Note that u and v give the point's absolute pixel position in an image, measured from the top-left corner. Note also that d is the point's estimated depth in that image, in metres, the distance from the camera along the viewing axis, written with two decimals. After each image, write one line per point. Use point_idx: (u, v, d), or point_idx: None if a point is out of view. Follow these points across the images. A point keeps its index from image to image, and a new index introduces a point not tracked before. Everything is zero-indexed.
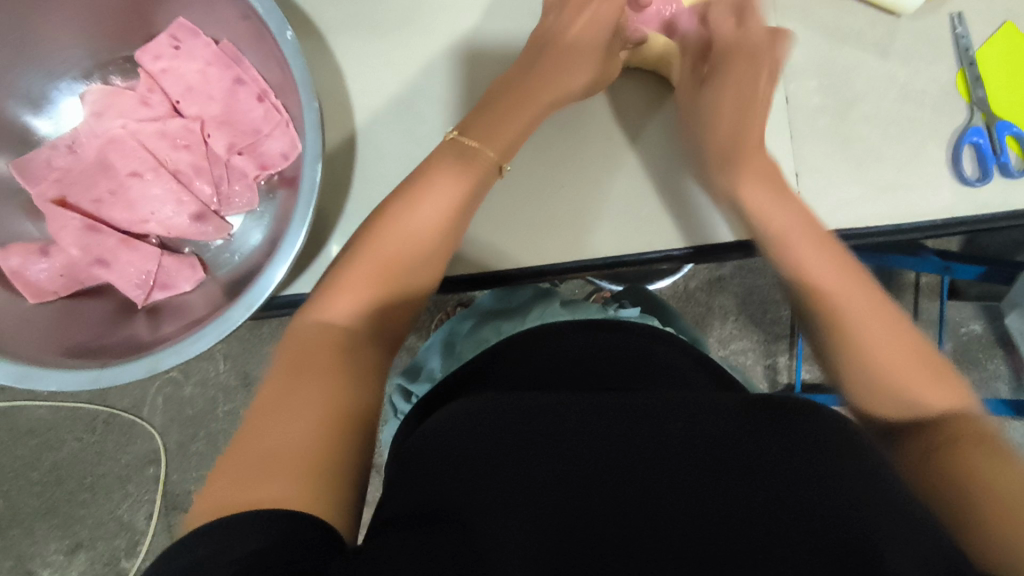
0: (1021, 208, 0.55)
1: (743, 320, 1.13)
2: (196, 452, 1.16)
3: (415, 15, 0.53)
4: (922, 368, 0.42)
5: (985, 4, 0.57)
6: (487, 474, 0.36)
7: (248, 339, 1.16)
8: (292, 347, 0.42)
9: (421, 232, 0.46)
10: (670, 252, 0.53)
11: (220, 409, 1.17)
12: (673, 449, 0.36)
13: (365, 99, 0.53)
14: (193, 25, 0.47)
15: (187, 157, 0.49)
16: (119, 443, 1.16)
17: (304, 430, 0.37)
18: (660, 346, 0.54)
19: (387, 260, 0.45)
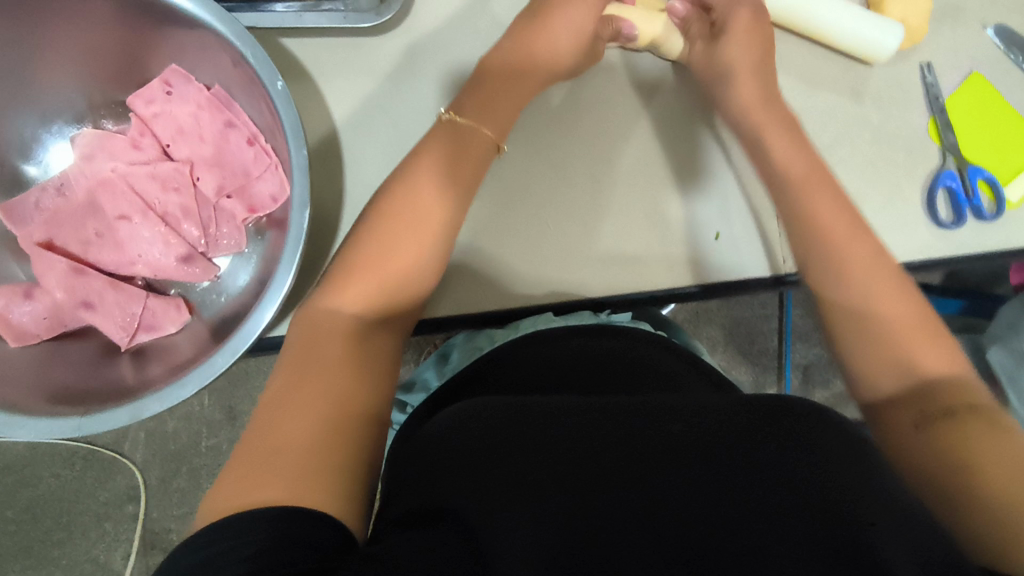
0: (993, 250, 0.57)
1: (731, 352, 1.14)
2: (177, 488, 1.14)
3: (407, 61, 0.54)
4: (926, 334, 0.44)
5: (952, 54, 0.60)
6: (488, 474, 0.36)
7: (234, 372, 1.15)
8: (301, 338, 0.43)
9: (428, 199, 0.47)
10: (657, 292, 0.53)
11: (204, 444, 1.15)
12: (678, 446, 0.37)
13: (355, 140, 0.53)
14: (186, 71, 0.48)
15: (177, 199, 0.50)
16: (99, 479, 1.13)
17: (312, 427, 0.37)
18: (659, 350, 0.54)
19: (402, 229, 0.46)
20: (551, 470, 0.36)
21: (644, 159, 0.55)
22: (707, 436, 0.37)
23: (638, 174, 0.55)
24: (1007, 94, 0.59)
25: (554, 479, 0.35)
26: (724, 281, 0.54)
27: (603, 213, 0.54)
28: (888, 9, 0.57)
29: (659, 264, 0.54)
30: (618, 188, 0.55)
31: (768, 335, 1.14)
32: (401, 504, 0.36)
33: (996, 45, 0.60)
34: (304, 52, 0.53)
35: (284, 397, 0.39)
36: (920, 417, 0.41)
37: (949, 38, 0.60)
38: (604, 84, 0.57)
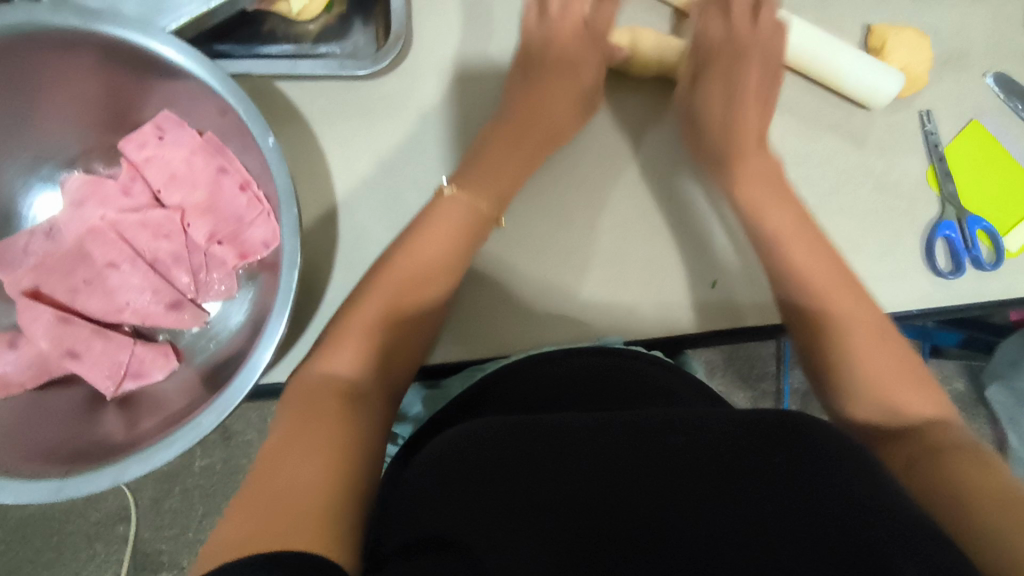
0: (993, 299, 0.56)
1: (730, 377, 1.13)
2: (169, 509, 1.12)
3: (403, 104, 0.54)
4: (907, 378, 0.47)
5: (953, 101, 0.59)
6: (491, 498, 0.37)
7: None
8: (296, 397, 0.44)
9: (439, 250, 0.51)
10: (653, 340, 0.53)
11: (198, 464, 1.14)
12: (676, 459, 0.37)
13: (350, 184, 0.53)
14: (179, 118, 0.48)
15: (167, 246, 0.49)
16: (90, 500, 1.12)
17: (312, 471, 0.38)
18: (643, 368, 0.54)
19: (416, 264, 0.50)
20: (552, 493, 0.37)
21: (644, 199, 0.54)
22: (708, 448, 0.37)
23: (637, 213, 0.54)
24: (1008, 142, 0.59)
25: (556, 502, 0.36)
26: (732, 327, 0.52)
27: (603, 255, 0.53)
28: (889, 56, 0.57)
29: (660, 309, 0.52)
30: (617, 232, 0.53)
31: (768, 361, 1.13)
32: (402, 531, 0.36)
33: (997, 93, 0.59)
34: (300, 96, 0.53)
35: (282, 445, 0.40)
36: (907, 457, 0.42)
37: (950, 85, 0.60)
38: (598, 121, 0.56)
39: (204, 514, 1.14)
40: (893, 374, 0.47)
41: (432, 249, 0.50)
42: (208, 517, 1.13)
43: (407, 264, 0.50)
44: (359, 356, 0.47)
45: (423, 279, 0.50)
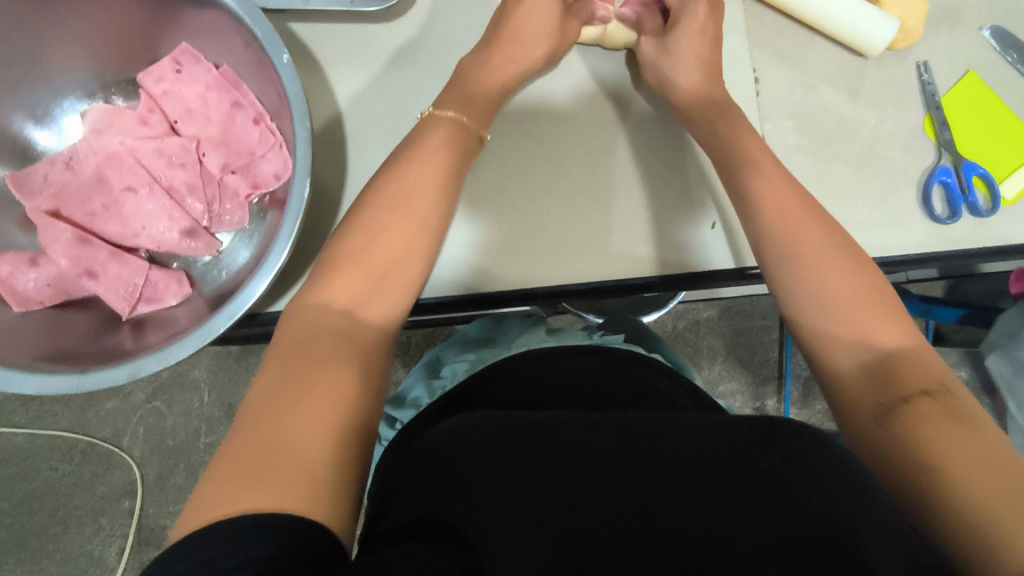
0: (989, 246, 0.57)
1: (731, 361, 1.14)
2: (173, 485, 1.14)
3: (411, 49, 0.56)
4: (878, 307, 0.42)
5: (949, 54, 0.60)
6: (481, 485, 0.37)
7: (234, 369, 1.16)
8: (291, 333, 0.41)
9: (422, 185, 0.47)
10: (653, 280, 0.54)
11: (202, 441, 1.15)
12: (672, 461, 0.37)
13: (358, 124, 0.54)
14: (196, 51, 0.49)
15: (182, 175, 0.51)
16: (96, 473, 1.14)
17: (312, 426, 0.36)
18: (648, 370, 0.57)
19: (410, 202, 0.46)
20: (545, 490, 0.36)
21: (644, 147, 0.56)
22: (697, 443, 0.38)
23: (636, 158, 0.56)
24: (1003, 94, 0.60)
25: (549, 498, 0.36)
26: (718, 270, 0.54)
27: (606, 206, 0.55)
28: (887, 6, 0.58)
29: (658, 252, 0.54)
30: (614, 181, 0.56)
31: (769, 346, 1.14)
32: (393, 516, 0.37)
33: (993, 47, 0.61)
34: (312, 39, 0.55)
35: (280, 385, 0.37)
36: (880, 404, 0.39)
37: (946, 37, 0.61)
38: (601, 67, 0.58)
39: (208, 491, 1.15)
40: (873, 311, 0.42)
41: (421, 200, 0.46)
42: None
43: (399, 200, 0.46)
44: (348, 294, 0.43)
45: (428, 207, 0.47)
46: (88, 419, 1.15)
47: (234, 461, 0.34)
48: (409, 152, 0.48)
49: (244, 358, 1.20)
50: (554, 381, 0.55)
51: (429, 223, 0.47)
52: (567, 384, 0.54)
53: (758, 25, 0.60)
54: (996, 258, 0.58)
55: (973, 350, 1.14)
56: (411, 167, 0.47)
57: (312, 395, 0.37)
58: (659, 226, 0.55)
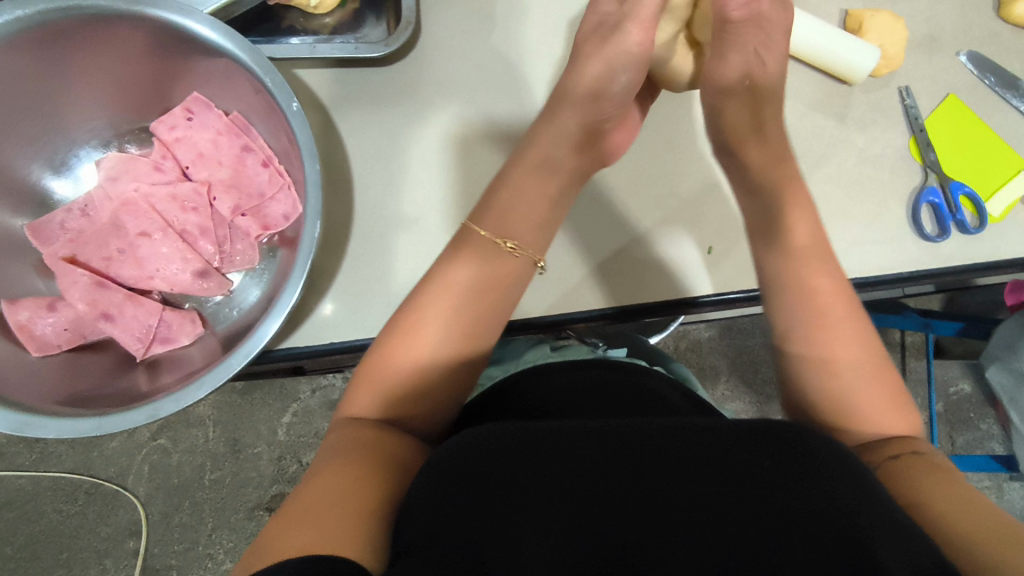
0: (979, 262, 0.59)
1: (733, 381, 1.15)
2: (179, 523, 1.13)
3: (413, 90, 0.58)
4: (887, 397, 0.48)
5: (929, 78, 0.63)
6: (493, 495, 0.37)
7: (239, 404, 1.17)
8: (343, 430, 0.45)
9: (455, 285, 0.50)
10: (656, 304, 0.56)
11: (207, 478, 1.15)
12: (674, 464, 0.38)
13: (363, 163, 0.56)
14: (207, 99, 0.51)
15: (194, 219, 0.52)
16: (101, 514, 1.13)
17: (348, 482, 0.39)
18: (653, 377, 0.58)
19: (434, 300, 0.50)
20: (557, 493, 0.37)
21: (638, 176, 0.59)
22: (703, 452, 0.39)
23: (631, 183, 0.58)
24: (983, 115, 0.62)
25: (559, 500, 0.37)
26: (714, 295, 0.56)
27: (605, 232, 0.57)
28: (867, 36, 0.60)
29: (656, 277, 0.56)
30: (611, 207, 0.58)
31: (771, 364, 1.15)
32: (413, 524, 0.35)
33: (970, 71, 0.63)
34: (316, 82, 0.57)
35: (332, 461, 0.41)
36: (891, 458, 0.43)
37: (926, 62, 0.63)
38: None
39: (214, 529, 1.14)
40: (881, 414, 0.47)
41: (455, 328, 0.50)
42: (218, 531, 1.14)
43: (426, 297, 0.50)
44: (377, 390, 0.48)
45: (459, 305, 0.50)
46: (93, 459, 1.15)
47: (288, 510, 0.36)
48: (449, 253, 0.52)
49: (248, 393, 1.20)
50: (560, 393, 0.56)
51: (456, 316, 0.50)
52: (570, 392, 0.55)
53: None
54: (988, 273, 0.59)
55: (972, 361, 1.15)
56: (442, 286, 0.50)
57: (356, 470, 0.40)
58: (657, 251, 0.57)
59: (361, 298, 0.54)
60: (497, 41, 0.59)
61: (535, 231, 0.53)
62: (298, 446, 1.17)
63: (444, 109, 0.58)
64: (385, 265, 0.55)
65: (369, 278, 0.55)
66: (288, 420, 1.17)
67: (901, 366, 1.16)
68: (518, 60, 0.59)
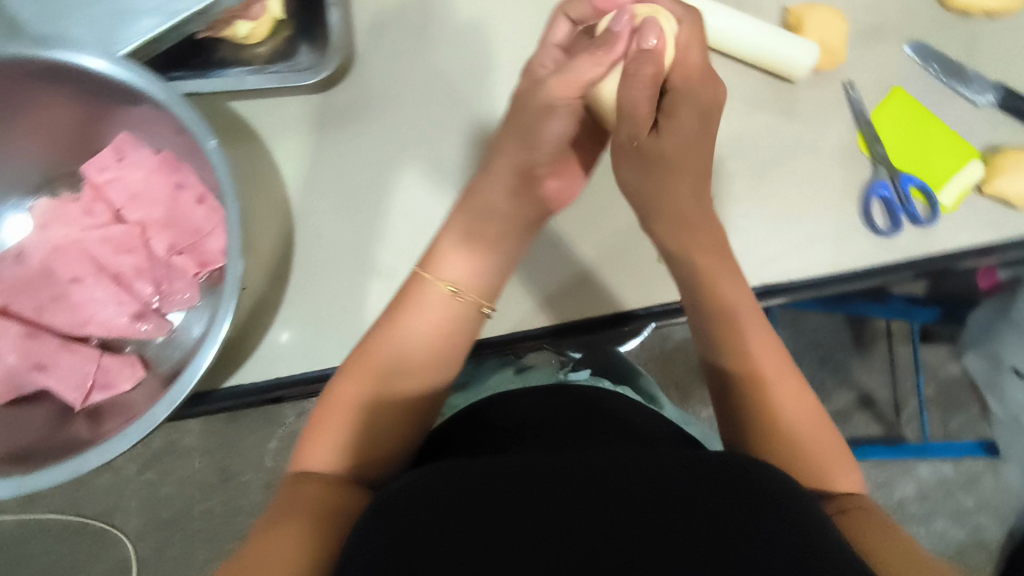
0: (938, 252, 0.58)
1: None
2: (172, 556, 1.13)
3: (350, 114, 0.57)
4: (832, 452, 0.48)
5: (875, 69, 0.62)
6: (446, 537, 0.34)
7: (225, 433, 1.15)
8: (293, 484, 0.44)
9: (413, 325, 0.50)
10: (614, 316, 0.55)
11: (197, 509, 1.14)
12: (634, 502, 0.36)
13: (303, 193, 0.55)
14: (136, 138, 0.51)
15: (130, 260, 0.51)
16: (91, 552, 1.12)
17: (292, 542, 0.37)
18: (615, 399, 0.58)
19: (392, 340, 0.50)
20: (512, 538, 0.34)
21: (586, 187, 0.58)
22: (663, 490, 0.37)
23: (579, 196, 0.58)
24: (930, 104, 0.62)
25: (514, 542, 0.34)
26: (676, 302, 0.56)
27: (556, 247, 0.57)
28: (808, 32, 0.60)
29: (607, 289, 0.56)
30: (563, 221, 0.57)
31: None
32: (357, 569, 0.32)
33: (915, 60, 0.62)
34: (252, 113, 0.56)
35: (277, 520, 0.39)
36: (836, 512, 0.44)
37: (871, 54, 0.62)
38: None
39: (206, 560, 1.13)
40: (832, 456, 0.48)
41: (403, 376, 0.49)
42: (212, 561, 1.13)
43: (383, 338, 0.50)
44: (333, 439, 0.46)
45: (419, 345, 0.50)
46: (80, 498, 1.13)
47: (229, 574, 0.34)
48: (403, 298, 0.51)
49: (234, 421, 1.19)
50: (521, 424, 0.55)
51: (415, 360, 0.50)
52: (534, 423, 0.55)
53: None
54: (971, 256, 0.58)
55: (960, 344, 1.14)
56: (392, 327, 0.50)
57: (297, 529, 0.38)
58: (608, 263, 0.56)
59: (308, 329, 0.53)
60: (433, 60, 0.58)
61: (482, 253, 0.53)
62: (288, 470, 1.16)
63: (381, 132, 0.57)
64: (332, 293, 0.54)
65: (316, 309, 0.54)
66: (275, 446, 1.16)
67: (889, 353, 1.15)
68: (456, 77, 0.58)
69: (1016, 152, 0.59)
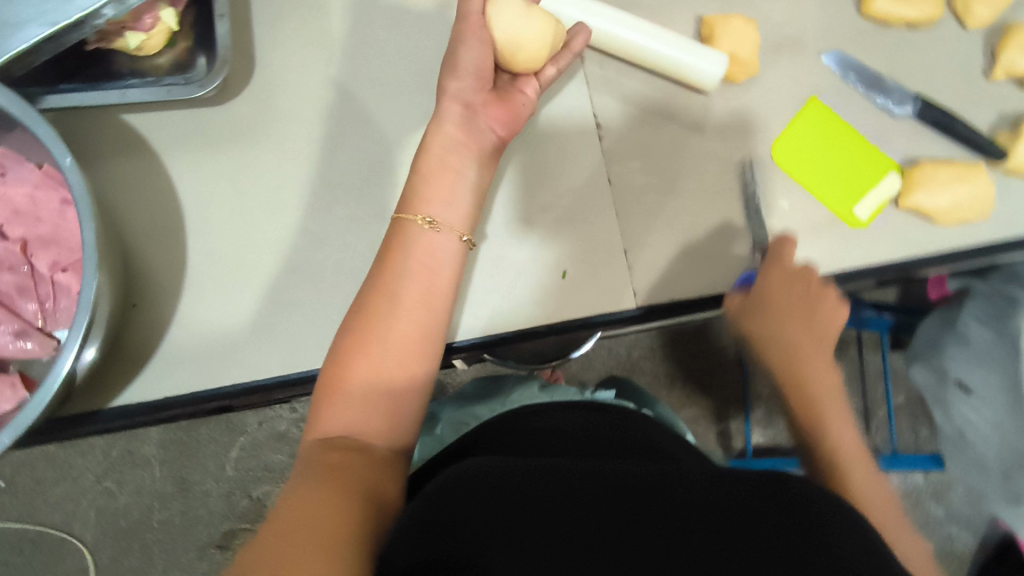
0: (866, 265, 0.57)
1: (689, 387, 1.12)
2: (129, 566, 1.11)
3: (245, 127, 0.56)
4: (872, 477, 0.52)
5: (791, 80, 0.61)
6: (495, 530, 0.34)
7: (184, 441, 1.13)
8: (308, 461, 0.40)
9: (412, 277, 0.46)
10: (543, 328, 0.55)
11: (156, 519, 1.12)
12: (683, 512, 0.36)
13: (197, 211, 0.54)
14: (16, 153, 0.50)
15: (11, 278, 0.50)
16: (47, 563, 1.11)
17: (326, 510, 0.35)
18: (645, 423, 0.54)
19: (382, 293, 0.46)
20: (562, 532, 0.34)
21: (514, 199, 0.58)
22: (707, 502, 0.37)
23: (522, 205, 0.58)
24: (848, 115, 0.60)
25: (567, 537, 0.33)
26: (612, 314, 0.56)
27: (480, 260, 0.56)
28: (719, 43, 0.59)
29: (513, 306, 0.56)
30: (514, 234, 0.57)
31: (725, 366, 1.12)
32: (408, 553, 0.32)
33: (833, 71, 0.61)
34: (148, 128, 0.55)
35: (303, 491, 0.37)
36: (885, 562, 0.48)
37: (787, 64, 0.61)
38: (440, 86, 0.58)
39: (165, 570, 1.12)
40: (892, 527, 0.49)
41: (400, 322, 0.45)
42: (169, 571, 1.12)
43: (380, 292, 0.46)
44: (344, 416, 0.43)
45: (415, 296, 0.46)
46: (36, 507, 1.11)
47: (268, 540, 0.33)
48: (394, 250, 0.47)
49: (193, 428, 1.16)
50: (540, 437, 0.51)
51: (412, 309, 0.46)
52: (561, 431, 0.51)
53: (598, 70, 0.60)
54: (940, 263, 0.58)
55: None
56: (384, 278, 0.46)
57: (328, 498, 0.36)
58: (532, 275, 0.56)
59: (201, 347, 0.52)
60: (335, 72, 0.57)
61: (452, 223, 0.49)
62: (249, 480, 1.14)
63: (279, 146, 0.56)
64: (231, 309, 0.53)
65: (209, 326, 0.53)
66: (236, 454, 1.13)
67: (858, 361, 1.14)
68: (355, 90, 0.57)
69: (930, 164, 0.57)
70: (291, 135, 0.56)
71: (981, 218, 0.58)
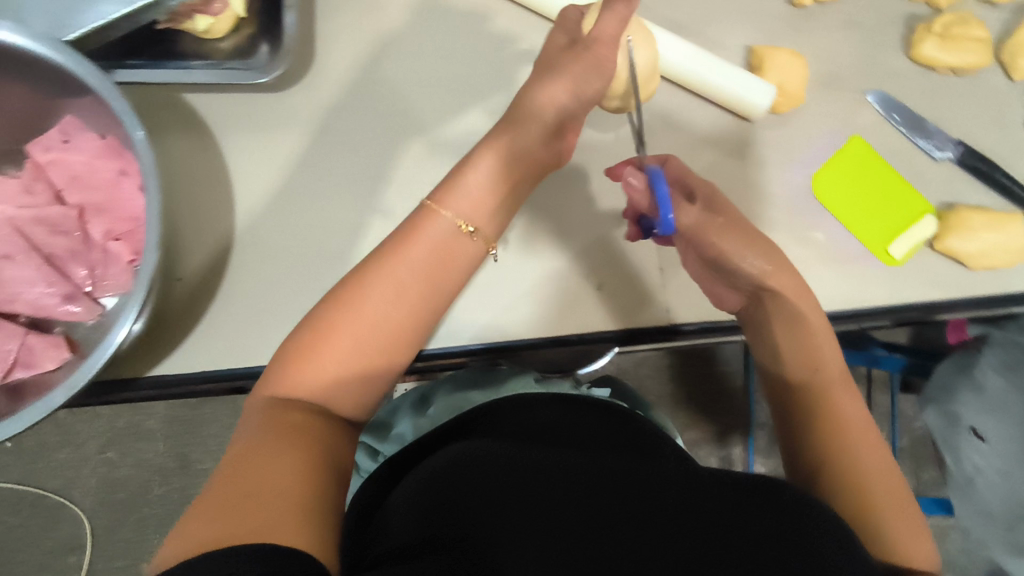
0: (894, 305, 0.58)
1: (694, 408, 1.12)
2: (122, 538, 1.11)
3: (299, 116, 0.58)
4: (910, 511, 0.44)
5: (833, 116, 0.62)
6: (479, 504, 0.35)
7: (189, 418, 1.14)
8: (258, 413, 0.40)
9: (417, 254, 0.46)
10: (562, 337, 0.56)
11: (155, 492, 1.13)
12: (667, 498, 0.36)
13: (245, 193, 0.56)
14: (80, 121, 0.52)
15: (63, 242, 0.51)
16: (44, 526, 1.11)
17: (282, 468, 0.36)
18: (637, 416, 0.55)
19: (385, 270, 0.45)
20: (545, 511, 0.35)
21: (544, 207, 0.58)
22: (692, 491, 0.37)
23: (552, 212, 0.58)
24: (886, 155, 0.61)
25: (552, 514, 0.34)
26: (635, 328, 0.56)
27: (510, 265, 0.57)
28: (767, 75, 0.60)
29: (543, 314, 0.56)
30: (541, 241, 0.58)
31: (733, 392, 1.12)
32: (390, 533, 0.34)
33: (876, 111, 0.62)
34: (205, 107, 0.57)
35: (253, 445, 0.37)
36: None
37: (830, 100, 0.62)
38: (488, 91, 0.59)
39: (158, 545, 1.13)
40: (909, 531, 0.43)
41: (392, 309, 0.44)
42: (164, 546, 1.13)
43: (379, 265, 0.45)
44: (317, 379, 0.43)
45: (413, 275, 0.45)
46: (39, 470, 1.12)
47: (216, 497, 0.33)
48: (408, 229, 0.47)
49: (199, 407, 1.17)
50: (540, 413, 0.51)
51: (412, 290, 0.45)
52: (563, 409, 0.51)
53: None
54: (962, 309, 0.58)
55: None
56: (392, 250, 0.46)
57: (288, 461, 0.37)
58: (560, 285, 0.57)
59: (236, 325, 0.53)
60: (388, 69, 0.59)
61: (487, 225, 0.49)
62: None
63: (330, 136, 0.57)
64: (269, 292, 0.54)
65: (247, 306, 0.54)
66: None
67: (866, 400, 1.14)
68: (407, 88, 0.58)
69: (966, 210, 0.58)
70: (340, 127, 0.57)
71: (1009, 267, 0.58)
